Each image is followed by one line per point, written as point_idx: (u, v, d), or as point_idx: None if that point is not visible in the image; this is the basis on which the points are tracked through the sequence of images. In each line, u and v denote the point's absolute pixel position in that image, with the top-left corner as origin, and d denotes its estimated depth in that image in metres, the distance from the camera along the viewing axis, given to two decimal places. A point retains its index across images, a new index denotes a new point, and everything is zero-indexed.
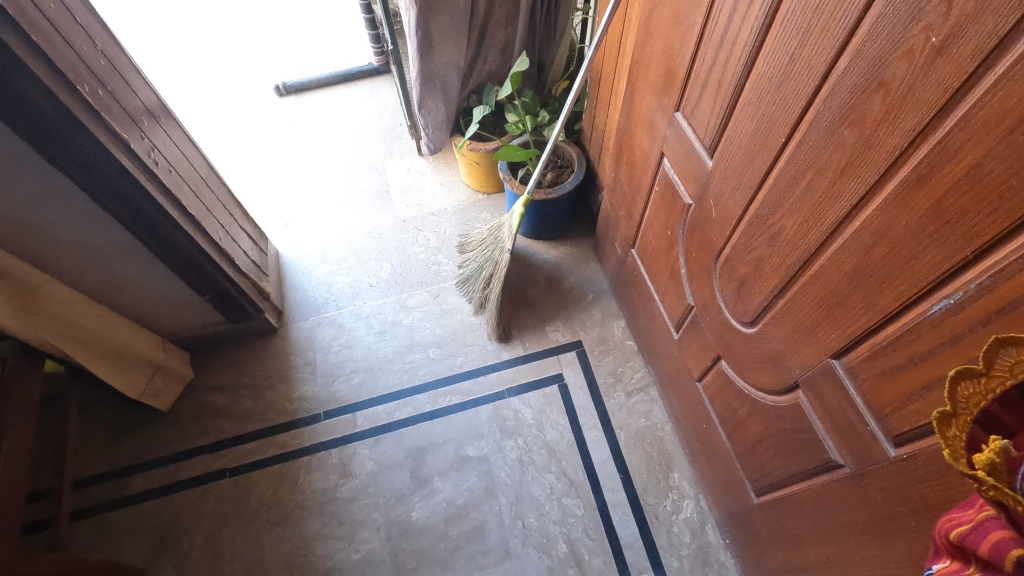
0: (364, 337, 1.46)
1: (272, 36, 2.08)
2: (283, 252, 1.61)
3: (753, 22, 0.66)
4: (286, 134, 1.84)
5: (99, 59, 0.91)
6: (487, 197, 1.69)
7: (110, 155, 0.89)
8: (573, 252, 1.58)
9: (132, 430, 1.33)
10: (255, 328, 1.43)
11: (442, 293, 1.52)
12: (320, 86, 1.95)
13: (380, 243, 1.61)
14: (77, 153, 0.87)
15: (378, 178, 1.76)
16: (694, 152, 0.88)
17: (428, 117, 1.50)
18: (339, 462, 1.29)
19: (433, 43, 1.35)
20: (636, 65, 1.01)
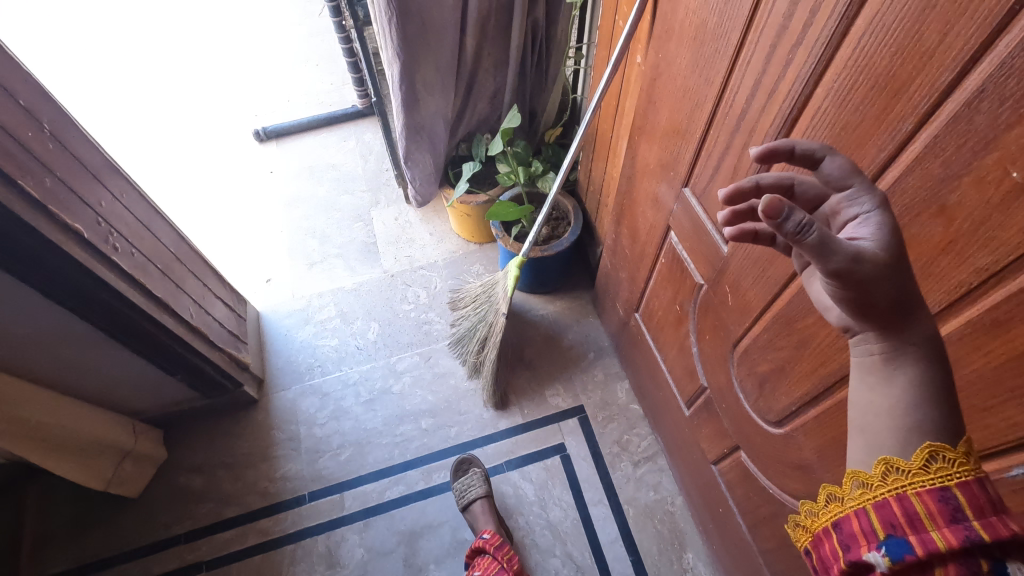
0: (352, 407, 1.37)
1: (251, 77, 2.00)
2: (263, 313, 1.52)
3: (777, 111, 0.59)
4: (268, 182, 1.76)
5: (47, 140, 0.81)
6: (479, 248, 1.61)
7: (58, 248, 0.80)
8: (571, 307, 1.50)
9: (99, 520, 1.22)
10: (233, 402, 1.33)
11: (434, 356, 1.43)
12: (301, 130, 1.88)
13: (366, 302, 1.52)
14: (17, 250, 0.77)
15: (364, 229, 1.68)
16: (706, 233, 0.80)
17: (415, 170, 1.42)
18: (326, 550, 1.19)
19: (418, 96, 1.27)
20: (637, 131, 0.94)
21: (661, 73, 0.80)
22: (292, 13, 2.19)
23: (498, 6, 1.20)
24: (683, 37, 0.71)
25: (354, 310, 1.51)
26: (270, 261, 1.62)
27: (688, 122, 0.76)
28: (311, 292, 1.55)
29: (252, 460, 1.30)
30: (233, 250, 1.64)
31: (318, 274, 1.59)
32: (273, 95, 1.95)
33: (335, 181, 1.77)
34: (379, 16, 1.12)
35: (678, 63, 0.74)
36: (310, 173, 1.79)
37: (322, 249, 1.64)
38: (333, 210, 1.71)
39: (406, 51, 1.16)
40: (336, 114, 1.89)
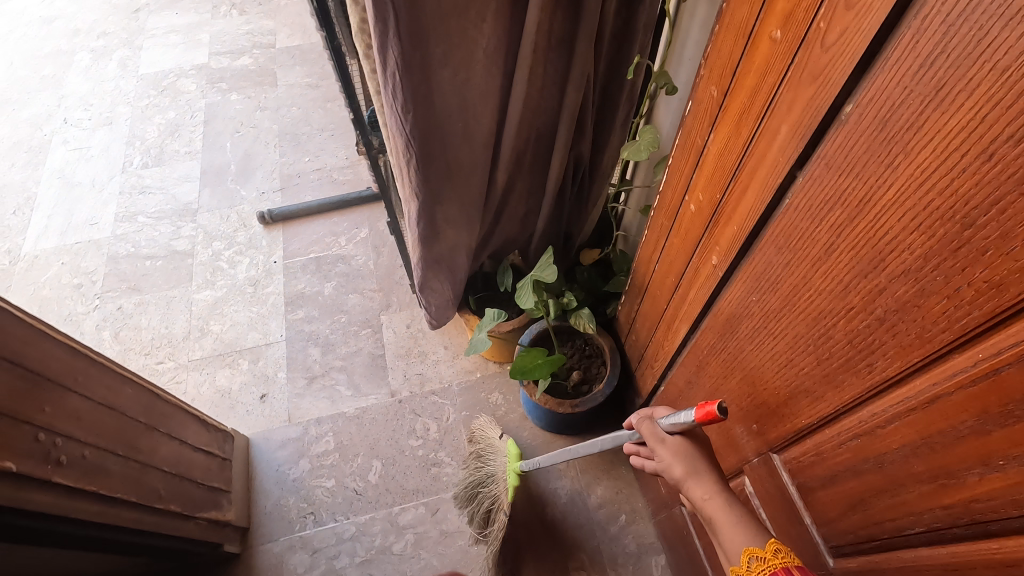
0: (346, 569, 1.20)
1: (261, 149, 1.89)
2: (254, 440, 1.36)
3: (957, 502, 0.40)
4: (271, 275, 1.63)
5: None
6: (499, 370, 1.44)
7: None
8: (601, 454, 1.31)
9: None
10: (211, 560, 1.17)
11: (442, 509, 1.26)
12: (311, 213, 1.73)
13: (369, 434, 1.35)
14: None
15: (373, 337, 1.52)
16: (802, 527, 0.62)
17: (431, 297, 1.25)
18: None
19: (438, 230, 1.10)
20: (708, 344, 0.76)
21: (751, 313, 0.62)
22: (311, 75, 2.07)
23: (536, 136, 1.03)
24: (794, 303, 0.53)
25: (354, 442, 1.34)
26: (267, 372, 1.47)
27: (790, 393, 0.58)
28: (309, 416, 1.39)
29: None
30: (229, 357, 1.50)
31: (318, 392, 1.43)
32: (280, 170, 1.84)
33: (343, 277, 1.62)
34: (395, 155, 0.95)
35: (781, 323, 0.56)
36: (318, 266, 1.64)
37: (324, 361, 1.48)
38: (340, 312, 1.56)
39: (425, 190, 1.00)
40: (349, 196, 1.74)
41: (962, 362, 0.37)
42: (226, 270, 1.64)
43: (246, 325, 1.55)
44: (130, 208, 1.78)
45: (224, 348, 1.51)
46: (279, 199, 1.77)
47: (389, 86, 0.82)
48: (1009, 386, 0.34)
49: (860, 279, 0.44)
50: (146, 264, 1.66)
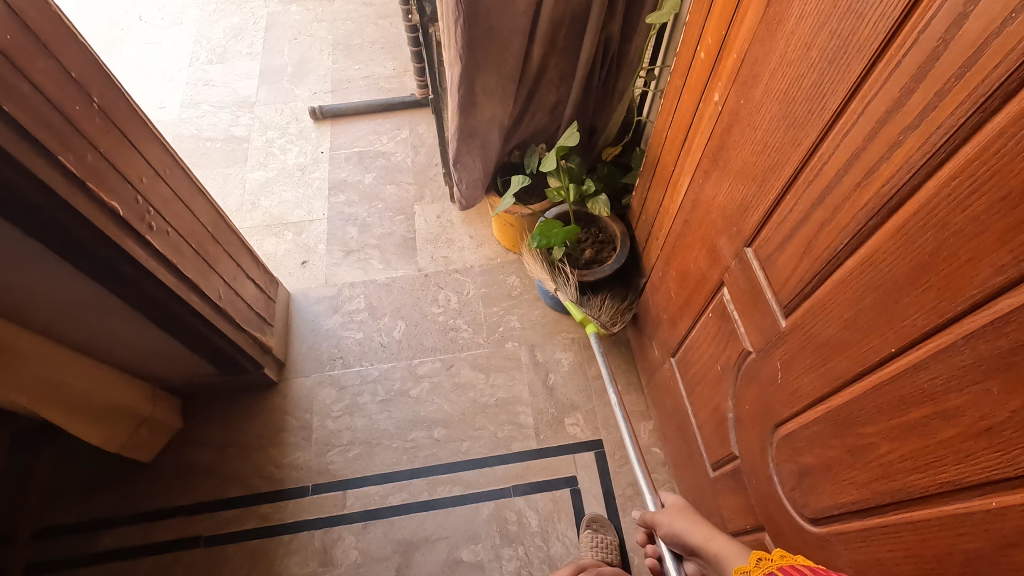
0: (368, 405, 1.35)
1: (316, 56, 2.03)
2: (294, 295, 1.51)
3: (873, 195, 0.51)
4: (318, 163, 1.78)
5: (88, 114, 0.78)
6: (518, 259, 1.56)
7: (84, 219, 0.77)
8: (604, 334, 1.43)
9: (110, 480, 1.25)
10: (252, 382, 1.33)
11: (456, 365, 1.40)
12: (358, 113, 1.87)
13: (396, 299, 1.50)
14: (47, 219, 0.75)
15: (406, 222, 1.66)
16: (764, 303, 0.73)
17: (462, 173, 1.38)
18: (322, 547, 1.20)
19: (476, 100, 1.22)
20: (705, 175, 0.87)
21: (740, 120, 0.73)
22: None
23: (571, 17, 1.14)
24: (772, 88, 0.64)
25: (383, 305, 1.49)
26: (309, 243, 1.62)
27: (763, 177, 0.69)
28: (344, 281, 1.54)
29: (264, 444, 1.31)
30: (276, 228, 1.66)
31: (353, 263, 1.58)
32: (332, 75, 1.98)
33: (383, 170, 1.76)
34: (447, 14, 1.08)
35: (762, 114, 0.67)
36: (360, 158, 1.78)
37: (360, 238, 1.63)
38: (377, 199, 1.70)
39: (469, 55, 1.12)
40: (393, 101, 1.87)
41: (882, 67, 0.48)
42: (277, 156, 1.80)
43: (293, 202, 1.70)
44: (194, 97, 1.95)
45: (271, 221, 1.67)
46: (330, 99, 1.92)
47: None
48: (909, 68, 0.45)
49: (819, 34, 0.55)
50: (207, 145, 1.83)
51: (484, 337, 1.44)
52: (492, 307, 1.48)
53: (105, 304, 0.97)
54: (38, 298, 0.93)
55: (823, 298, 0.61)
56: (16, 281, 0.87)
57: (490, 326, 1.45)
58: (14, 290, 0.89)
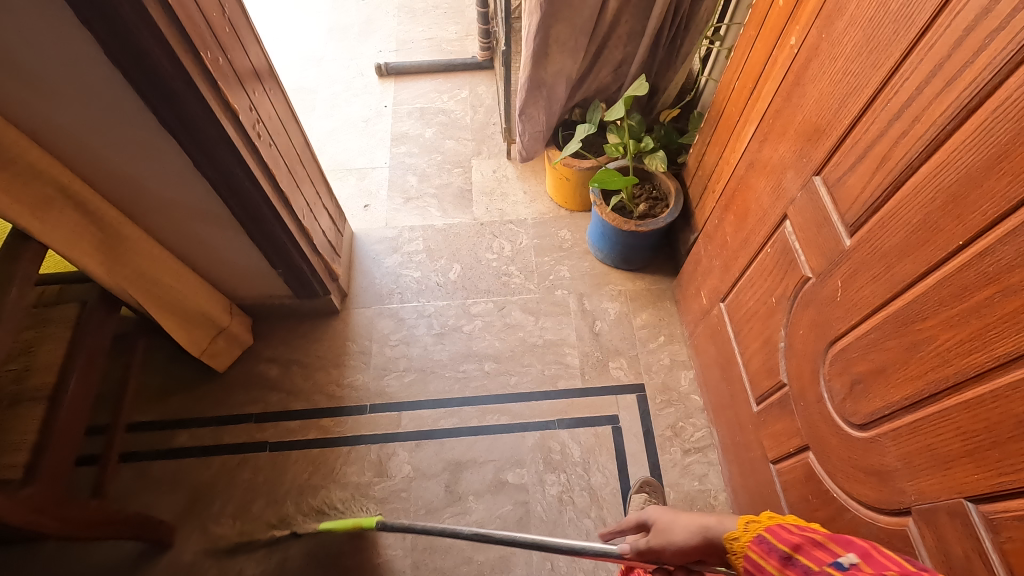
0: (423, 336, 1.43)
1: (382, 17, 2.11)
2: (357, 235, 1.60)
3: (953, 100, 0.57)
4: (381, 116, 1.86)
5: (219, 22, 0.87)
6: (570, 215, 1.63)
7: (210, 114, 0.85)
8: (650, 288, 1.49)
9: (186, 386, 1.35)
10: (318, 307, 1.42)
11: (507, 306, 1.47)
12: (421, 72, 1.95)
13: (452, 244, 1.57)
14: (179, 109, 0.83)
15: (463, 175, 1.73)
16: (830, 225, 0.79)
17: (526, 124, 1.44)
18: (377, 460, 1.28)
19: (549, 50, 1.28)
20: (776, 115, 0.92)
21: (819, 54, 0.79)
22: None
23: None
24: (857, 17, 0.70)
25: (440, 248, 1.57)
26: (370, 188, 1.71)
27: (838, 105, 0.75)
28: (403, 224, 1.62)
29: (325, 365, 1.39)
30: (339, 173, 1.74)
31: (412, 209, 1.66)
32: (396, 35, 2.06)
33: (443, 126, 1.83)
34: None
35: (844, 45, 0.73)
36: (421, 114, 1.86)
37: (419, 187, 1.70)
38: (436, 152, 1.78)
39: (548, 3, 1.18)
40: (455, 62, 1.95)
41: None
42: (343, 108, 1.88)
43: (357, 151, 1.79)
44: None
45: (336, 166, 1.76)
46: (394, 57, 2.00)
47: None
48: None
49: None
50: None
51: (534, 284, 1.50)
52: (544, 257, 1.55)
53: (208, 209, 1.06)
54: (150, 195, 1.02)
55: (891, 209, 0.67)
56: (138, 174, 0.97)
57: (541, 274, 1.52)
58: (134, 182, 0.98)
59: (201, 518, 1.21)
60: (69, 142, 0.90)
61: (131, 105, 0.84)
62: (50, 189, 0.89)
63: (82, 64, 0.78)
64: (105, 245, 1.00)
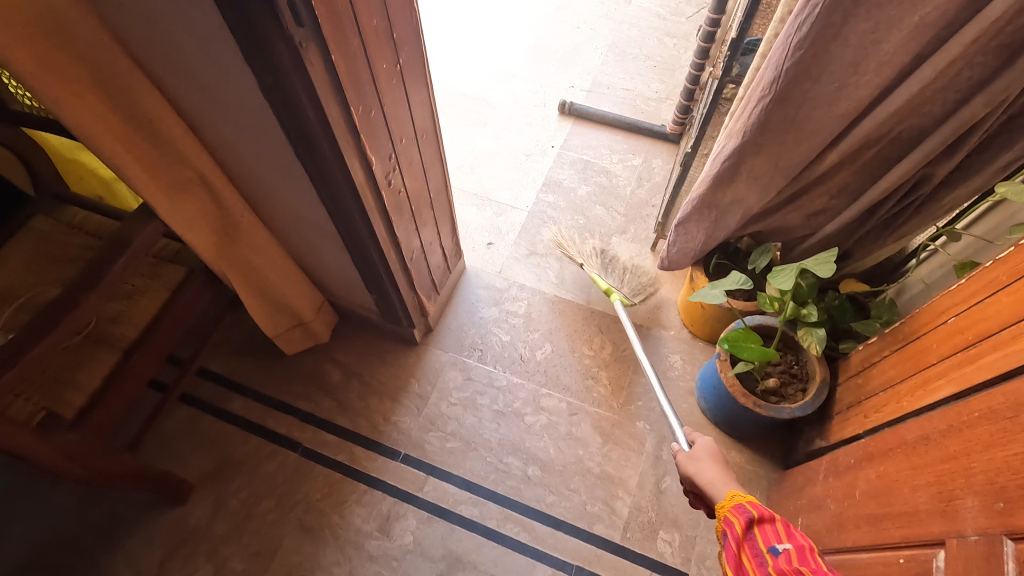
0: (483, 407, 1.35)
1: (589, 51, 2.01)
2: (468, 271, 1.55)
3: None
4: (544, 155, 1.78)
5: (387, 75, 0.82)
6: (690, 340, 1.43)
7: (341, 162, 0.81)
8: (744, 467, 1.26)
9: (260, 356, 1.41)
10: (399, 333, 1.40)
11: (580, 414, 1.34)
12: (602, 123, 1.83)
13: (554, 321, 1.47)
14: (312, 153, 0.80)
15: (598, 248, 1.60)
16: None
17: (679, 237, 1.27)
18: (386, 514, 1.23)
19: (734, 179, 1.10)
20: (985, 409, 0.68)
21: None
22: (663, 8, 2.12)
23: (891, 138, 0.96)
24: None
25: (540, 320, 1.47)
26: (501, 228, 1.64)
27: None
28: (516, 279, 1.54)
29: (382, 392, 1.37)
30: (480, 200, 1.70)
31: (531, 265, 1.57)
32: (595, 75, 1.95)
33: (599, 188, 1.71)
34: (751, 87, 0.96)
35: None
36: (584, 168, 1.75)
37: (548, 245, 1.61)
38: (581, 215, 1.66)
39: (755, 133, 0.99)
40: (641, 124, 1.80)
41: None
42: (512, 133, 1.83)
43: (506, 182, 1.73)
44: (468, 47, 2.04)
45: (480, 192, 1.71)
46: (583, 98, 1.90)
47: (801, 16, 0.82)
48: None
49: None
50: (458, 98, 1.92)
51: (616, 404, 1.35)
52: (641, 377, 1.38)
53: (323, 228, 1.05)
54: (276, 200, 1.02)
55: None
56: (270, 181, 0.97)
57: (630, 394, 1.36)
58: (265, 185, 0.99)
59: (217, 489, 1.26)
60: (218, 139, 0.91)
61: (275, 131, 0.82)
62: (189, 172, 0.92)
63: (241, 90, 0.76)
64: (221, 230, 1.02)
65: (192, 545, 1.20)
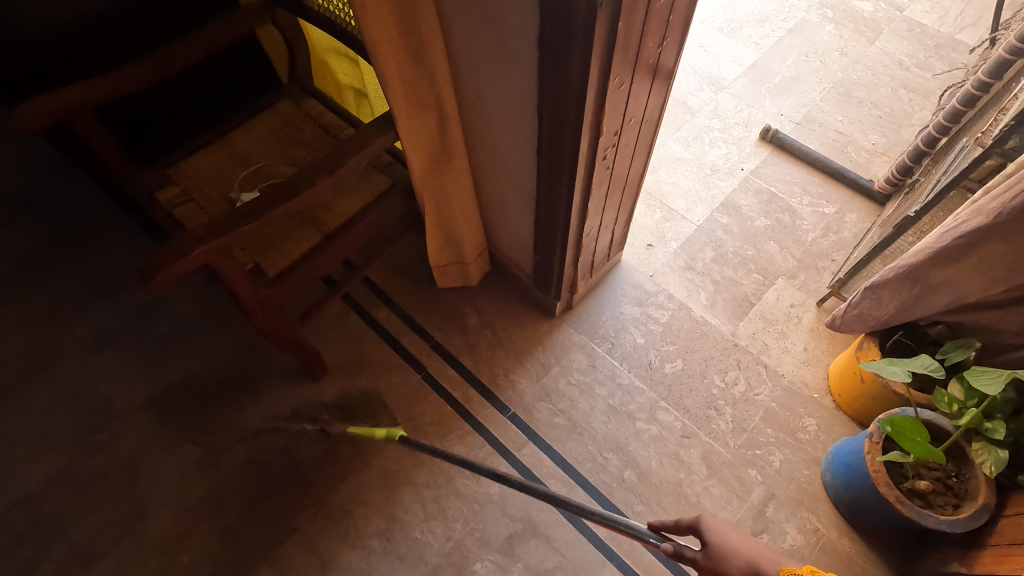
0: (599, 397, 1.36)
1: (811, 83, 1.89)
2: (622, 265, 1.55)
3: None
4: (731, 175, 1.71)
5: (649, 54, 0.83)
6: (831, 410, 1.34)
7: (578, 123, 0.84)
8: (852, 559, 1.17)
9: (413, 279, 1.52)
10: (542, 301, 1.43)
11: (692, 439, 1.30)
12: (802, 160, 1.73)
13: (693, 340, 1.43)
14: (559, 106, 0.84)
15: (759, 284, 1.52)
16: None
17: (865, 300, 1.18)
18: (481, 460, 1.29)
19: (960, 258, 0.99)
20: None
21: None
22: (908, 58, 1.93)
23: None
24: None
25: (679, 335, 1.44)
26: (666, 233, 1.62)
27: None
28: (666, 287, 1.51)
29: (509, 350, 1.42)
30: (652, 200, 1.68)
31: (685, 279, 1.53)
32: (810, 109, 1.83)
33: (779, 225, 1.62)
34: None
35: None
36: (769, 200, 1.66)
37: (709, 265, 1.56)
38: (751, 245, 1.59)
39: (1011, 217, 0.89)
40: (846, 173, 1.67)
41: None
42: (704, 144, 1.78)
43: (683, 191, 1.69)
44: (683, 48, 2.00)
45: (655, 192, 1.69)
46: (789, 129, 1.79)
47: None
48: None
49: None
50: None
51: (732, 443, 1.29)
52: (766, 427, 1.31)
53: (522, 182, 1.10)
54: (490, 144, 1.08)
55: None
56: (494, 124, 1.03)
57: (749, 440, 1.30)
58: (487, 127, 1.05)
59: (346, 380, 1.39)
60: (467, 73, 0.98)
61: (527, 79, 0.87)
62: (431, 97, 1.00)
63: (517, 32, 0.81)
64: (434, 157, 1.11)
65: (313, 419, 1.34)
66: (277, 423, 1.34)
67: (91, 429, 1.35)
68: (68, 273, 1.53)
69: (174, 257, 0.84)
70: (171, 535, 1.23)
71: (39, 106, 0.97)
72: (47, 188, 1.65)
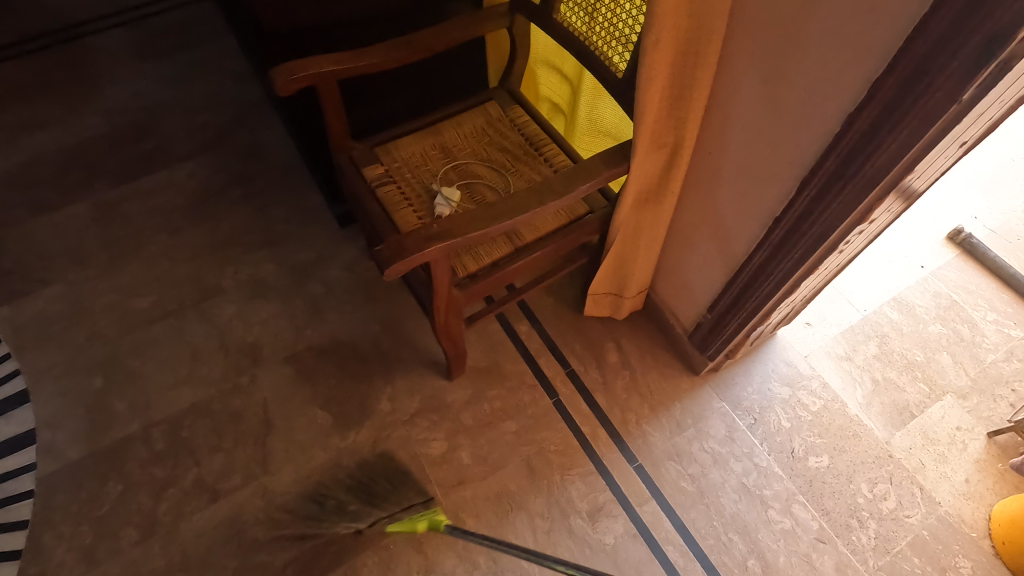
0: (733, 472, 1.29)
1: (1014, 190, 1.73)
2: (776, 338, 1.47)
3: None
4: (907, 270, 1.59)
5: (955, 147, 0.77)
6: (988, 555, 1.21)
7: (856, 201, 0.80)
8: None
9: (559, 301, 1.50)
10: (691, 357, 1.38)
11: (827, 545, 1.21)
12: (991, 271, 1.59)
13: (843, 439, 1.33)
14: (841, 178, 0.79)
15: (924, 395, 1.40)
16: None
17: None
18: (600, 505, 1.25)
19: None
20: None
21: None
22: None
23: None
24: None
25: (829, 428, 1.34)
26: (827, 315, 1.52)
27: None
28: (820, 373, 1.42)
29: (646, 397, 1.38)
30: None
31: (842, 370, 1.43)
32: (1009, 219, 1.68)
33: (955, 336, 1.49)
34: None
35: None
36: (947, 306, 1.53)
37: (870, 361, 1.45)
38: (920, 350, 1.47)
39: None
40: None
41: None
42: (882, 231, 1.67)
43: (852, 274, 1.59)
44: None
45: None
46: (981, 235, 1.65)
47: None
48: None
49: None
50: None
51: (871, 562, 1.19)
52: (912, 556, 1.20)
53: (732, 241, 1.05)
54: (710, 196, 1.04)
55: None
56: (726, 180, 0.99)
57: (891, 564, 1.19)
58: (715, 179, 1.01)
59: (478, 387, 1.38)
60: (718, 123, 0.94)
61: (802, 146, 0.83)
62: (671, 139, 0.97)
63: (816, 98, 0.77)
64: (645, 196, 1.08)
65: (440, 416, 1.34)
66: (406, 411, 1.35)
67: (233, 371, 1.40)
68: (240, 216, 1.61)
69: (406, 250, 0.85)
70: (290, 493, 1.26)
71: (296, 70, 1.01)
72: (236, 132, 1.75)
